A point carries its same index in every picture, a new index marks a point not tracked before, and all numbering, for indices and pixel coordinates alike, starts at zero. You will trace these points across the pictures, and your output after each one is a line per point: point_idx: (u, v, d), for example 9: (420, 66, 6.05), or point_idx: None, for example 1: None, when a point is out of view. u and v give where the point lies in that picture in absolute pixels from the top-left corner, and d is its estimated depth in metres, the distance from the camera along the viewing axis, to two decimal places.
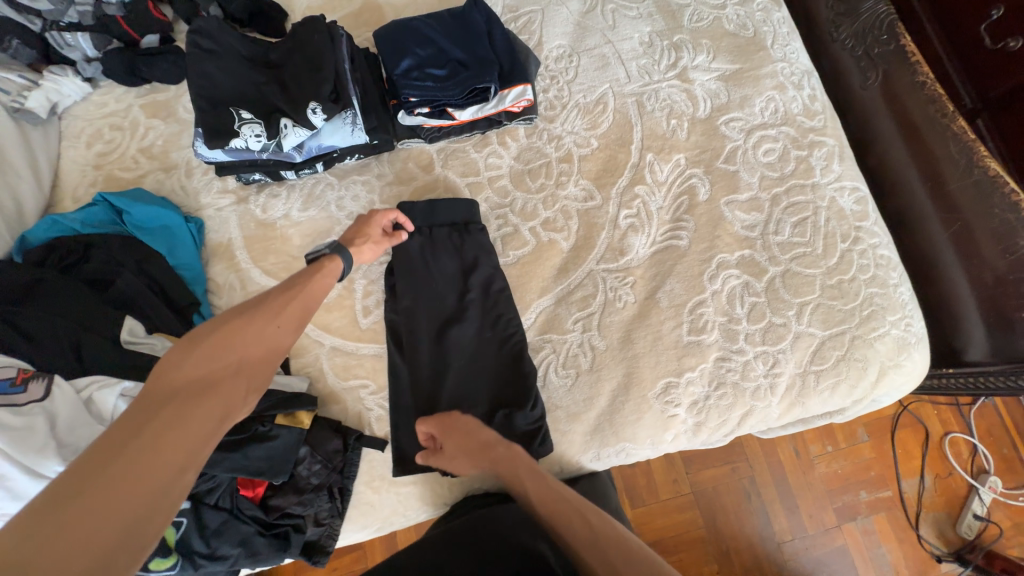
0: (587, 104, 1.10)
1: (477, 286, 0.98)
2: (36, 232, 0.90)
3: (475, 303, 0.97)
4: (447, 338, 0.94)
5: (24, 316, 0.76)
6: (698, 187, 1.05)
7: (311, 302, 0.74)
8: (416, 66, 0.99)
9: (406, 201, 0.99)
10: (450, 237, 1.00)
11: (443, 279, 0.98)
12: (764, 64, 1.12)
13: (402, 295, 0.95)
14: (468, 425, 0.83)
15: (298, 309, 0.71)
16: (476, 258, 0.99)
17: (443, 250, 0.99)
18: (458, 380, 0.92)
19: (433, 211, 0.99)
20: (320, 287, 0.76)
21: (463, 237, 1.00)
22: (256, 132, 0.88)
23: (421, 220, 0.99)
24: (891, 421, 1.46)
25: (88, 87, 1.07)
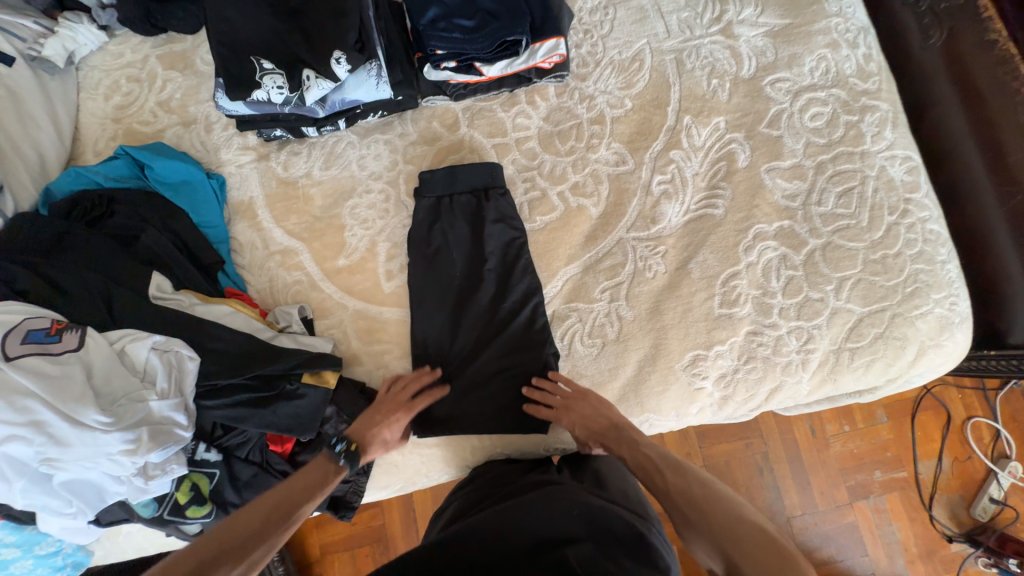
0: (622, 61, 1.03)
1: (499, 251, 0.96)
2: (60, 185, 0.89)
3: (498, 269, 0.95)
4: (467, 306, 0.93)
5: (56, 270, 0.77)
6: (737, 153, 0.99)
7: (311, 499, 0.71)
8: (444, 16, 0.94)
9: (425, 171, 0.96)
10: (473, 200, 0.97)
11: (465, 243, 0.96)
12: (817, 19, 1.03)
13: (424, 260, 0.94)
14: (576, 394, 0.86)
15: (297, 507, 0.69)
16: (500, 223, 0.96)
17: (463, 219, 0.96)
18: (479, 346, 0.92)
19: (453, 178, 0.96)
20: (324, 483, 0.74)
21: (485, 200, 0.96)
22: (278, 84, 0.84)
23: (442, 188, 0.96)
24: (914, 403, 1.43)
25: (104, 36, 1.03)
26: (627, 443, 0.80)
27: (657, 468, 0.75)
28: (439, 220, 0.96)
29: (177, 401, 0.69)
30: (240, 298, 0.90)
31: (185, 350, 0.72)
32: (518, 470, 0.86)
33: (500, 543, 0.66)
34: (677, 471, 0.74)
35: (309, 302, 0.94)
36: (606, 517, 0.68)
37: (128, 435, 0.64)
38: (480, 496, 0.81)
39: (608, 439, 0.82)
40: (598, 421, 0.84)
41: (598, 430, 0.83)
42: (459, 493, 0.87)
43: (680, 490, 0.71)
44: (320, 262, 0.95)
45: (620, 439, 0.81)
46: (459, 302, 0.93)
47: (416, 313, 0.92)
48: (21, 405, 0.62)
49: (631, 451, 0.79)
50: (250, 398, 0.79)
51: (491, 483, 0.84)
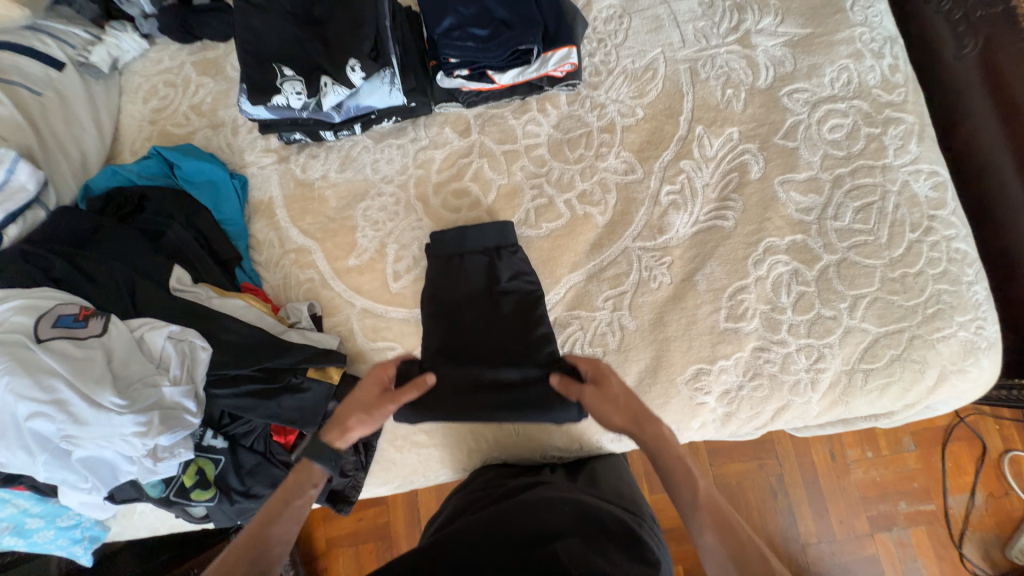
0: (635, 70, 1.03)
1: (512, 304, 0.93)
2: (97, 182, 0.96)
3: (509, 321, 0.92)
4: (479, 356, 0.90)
5: (89, 260, 0.83)
6: (750, 164, 0.97)
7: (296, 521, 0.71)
8: (459, 26, 0.96)
9: (436, 231, 0.95)
10: (485, 255, 0.94)
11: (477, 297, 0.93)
12: (840, 28, 1.00)
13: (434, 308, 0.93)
14: (613, 385, 0.78)
15: (283, 535, 0.69)
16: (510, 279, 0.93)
17: (473, 274, 0.94)
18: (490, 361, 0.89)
19: (465, 237, 0.94)
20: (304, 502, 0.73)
21: (496, 256, 0.94)
22: (297, 90, 0.88)
23: (454, 245, 0.94)
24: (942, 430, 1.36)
25: (145, 44, 1.11)
26: (685, 474, 0.68)
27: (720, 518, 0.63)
28: (449, 275, 0.94)
29: (186, 388, 0.73)
30: (254, 293, 0.95)
31: (198, 340, 0.77)
32: (509, 474, 0.88)
33: (481, 534, 0.66)
34: (742, 539, 0.61)
35: (319, 299, 0.97)
36: (597, 515, 0.68)
37: (140, 417, 0.68)
38: (476, 495, 0.82)
39: (665, 462, 0.70)
40: (633, 404, 0.76)
41: (646, 435, 0.73)
42: (454, 495, 0.87)
43: (739, 559, 0.59)
44: (332, 261, 0.98)
45: (676, 465, 0.69)
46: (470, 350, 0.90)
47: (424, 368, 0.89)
48: (47, 384, 0.66)
49: (684, 485, 0.67)
50: (257, 389, 0.83)
51: (483, 485, 0.85)
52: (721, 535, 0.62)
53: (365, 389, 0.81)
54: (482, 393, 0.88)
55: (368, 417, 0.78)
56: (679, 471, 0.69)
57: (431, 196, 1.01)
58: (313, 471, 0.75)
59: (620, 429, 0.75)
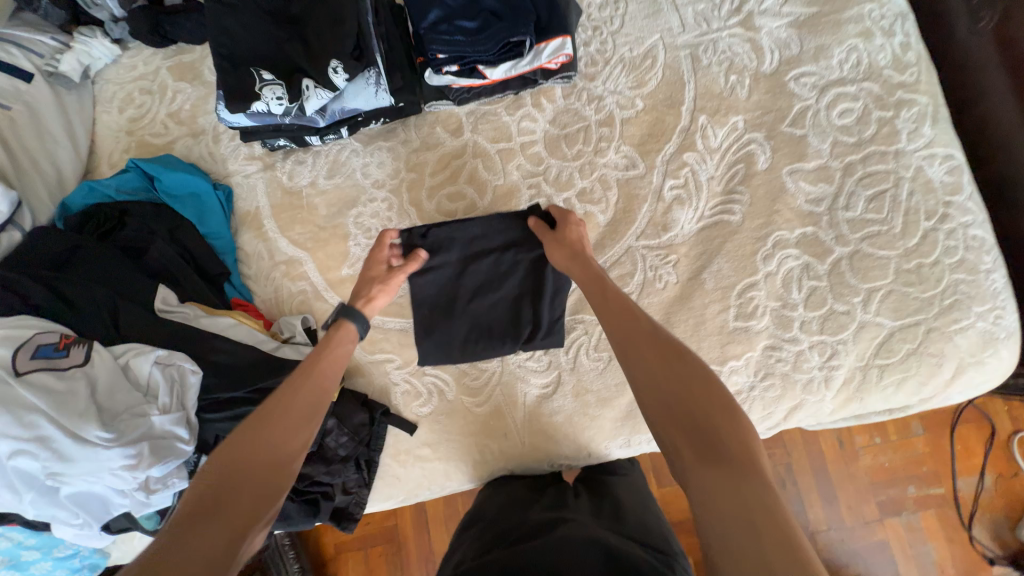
0: (633, 59, 0.98)
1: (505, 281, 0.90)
2: (74, 199, 0.92)
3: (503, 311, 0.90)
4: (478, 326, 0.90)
5: (69, 284, 0.79)
6: (756, 154, 0.93)
7: (337, 368, 0.73)
8: (446, 18, 0.90)
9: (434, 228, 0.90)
10: (470, 237, 0.90)
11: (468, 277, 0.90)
12: (848, 6, 0.95)
13: (425, 297, 0.90)
14: (564, 228, 0.83)
15: (329, 379, 0.71)
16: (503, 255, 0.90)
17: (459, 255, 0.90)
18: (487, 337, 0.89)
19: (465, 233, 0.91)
20: (341, 349, 0.75)
21: (489, 240, 0.90)
22: (278, 95, 0.83)
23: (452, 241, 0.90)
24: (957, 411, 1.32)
25: (117, 49, 1.05)
26: (600, 286, 0.72)
27: (629, 312, 0.67)
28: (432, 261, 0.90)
29: (177, 415, 0.70)
30: (246, 309, 0.91)
31: (187, 364, 0.74)
32: (527, 501, 0.79)
33: None
34: (645, 326, 0.65)
35: (313, 312, 0.94)
36: (631, 560, 0.60)
37: (129, 450, 0.65)
38: (491, 529, 0.74)
39: (586, 281, 0.74)
40: (571, 252, 0.79)
41: (579, 265, 0.77)
42: (467, 534, 0.78)
43: (644, 339, 0.63)
44: (324, 272, 0.95)
45: (596, 283, 0.73)
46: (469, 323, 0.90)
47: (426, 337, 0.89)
48: (28, 421, 0.62)
49: (601, 293, 0.71)
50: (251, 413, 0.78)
51: (499, 516, 0.77)
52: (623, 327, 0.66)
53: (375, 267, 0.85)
54: (480, 317, 0.90)
55: (386, 286, 0.84)
56: (597, 284, 0.73)
57: (425, 200, 0.97)
58: (346, 325, 0.77)
59: (561, 265, 0.80)
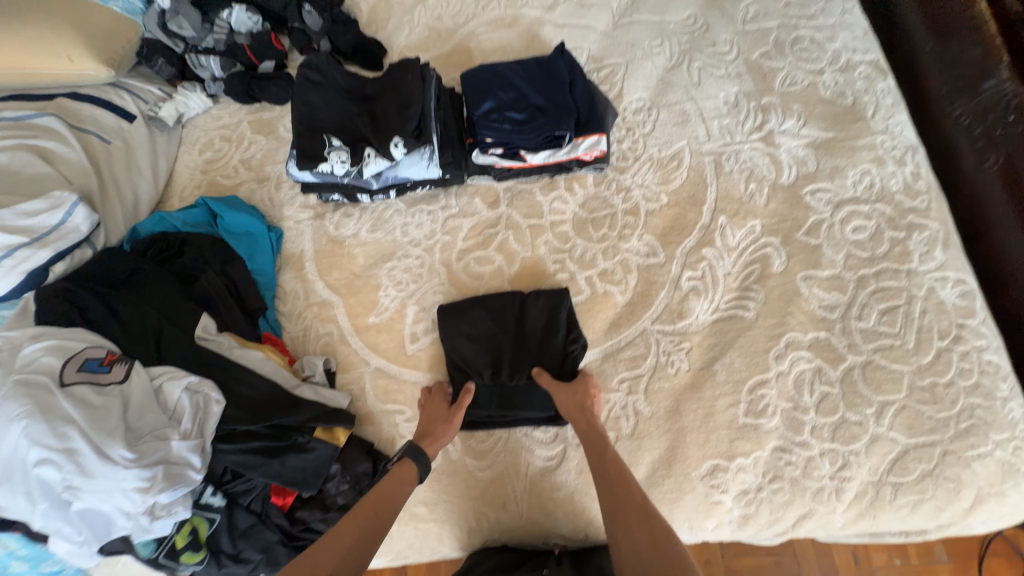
0: (661, 159, 1.08)
1: (558, 362, 0.93)
2: (145, 226, 1.02)
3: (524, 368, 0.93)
4: (524, 406, 0.90)
5: (122, 303, 0.86)
6: (772, 257, 0.98)
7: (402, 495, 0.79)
8: (497, 108, 1.03)
9: (454, 304, 0.97)
10: (493, 316, 0.96)
11: (522, 349, 0.94)
12: (861, 135, 1.04)
13: (475, 362, 0.93)
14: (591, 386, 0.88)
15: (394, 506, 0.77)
16: (553, 335, 0.93)
17: (508, 323, 0.95)
18: (504, 395, 0.91)
19: (484, 305, 0.97)
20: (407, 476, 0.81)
21: (518, 317, 0.96)
22: (342, 159, 0.93)
23: (472, 320, 0.95)
24: (1014, 550, 1.15)
25: (209, 102, 1.21)
26: (597, 444, 0.81)
27: (623, 488, 0.75)
28: (481, 329, 0.95)
29: (195, 443, 0.72)
30: (274, 344, 0.96)
31: (213, 393, 0.77)
32: (512, 564, 0.84)
33: None
34: (637, 508, 0.73)
35: (335, 355, 0.98)
36: None
37: (145, 472, 0.67)
38: None
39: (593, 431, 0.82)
40: (583, 413, 0.84)
41: (586, 422, 0.83)
42: None
43: (632, 516, 0.72)
44: (352, 318, 1.00)
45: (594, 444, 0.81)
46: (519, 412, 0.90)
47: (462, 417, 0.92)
48: (60, 431, 0.66)
49: (601, 461, 0.79)
50: (261, 446, 0.81)
51: None
52: (616, 502, 0.74)
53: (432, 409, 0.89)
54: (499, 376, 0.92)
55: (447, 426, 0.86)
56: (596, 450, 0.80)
57: (456, 262, 1.04)
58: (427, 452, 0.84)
59: (570, 412, 0.85)
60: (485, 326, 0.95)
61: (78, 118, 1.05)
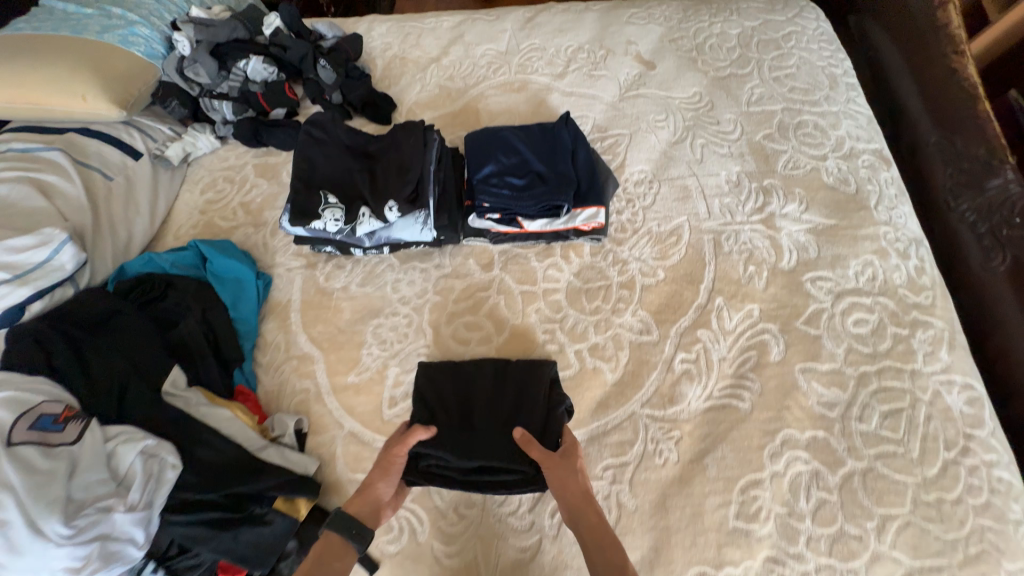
0: (660, 233, 1.07)
1: (541, 418, 0.87)
2: (133, 265, 1.01)
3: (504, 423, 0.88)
4: (478, 455, 0.83)
5: (91, 348, 0.82)
6: (769, 345, 0.94)
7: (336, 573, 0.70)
8: (499, 172, 1.04)
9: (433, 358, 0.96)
10: (473, 368, 0.94)
11: (501, 402, 0.90)
12: (864, 224, 1.03)
13: (453, 417, 0.89)
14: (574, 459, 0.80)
15: None
16: (534, 388, 0.90)
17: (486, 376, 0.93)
18: (482, 447, 0.84)
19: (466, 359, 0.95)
20: (345, 559, 0.72)
21: (499, 370, 0.94)
22: (336, 217, 0.92)
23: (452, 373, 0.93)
24: None
25: (218, 143, 1.23)
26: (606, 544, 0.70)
27: None
28: (462, 382, 0.93)
29: (140, 516, 0.68)
30: (246, 400, 0.92)
31: (170, 457, 0.74)
32: None
33: None
34: None
35: (309, 414, 0.93)
36: None
37: (79, 551, 0.63)
38: None
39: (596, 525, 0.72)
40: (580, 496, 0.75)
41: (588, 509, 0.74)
42: None
43: None
44: (331, 375, 0.96)
45: (606, 539, 0.71)
46: (470, 460, 0.83)
47: (414, 463, 0.86)
48: None
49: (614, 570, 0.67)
50: (215, 518, 0.76)
51: None
52: None
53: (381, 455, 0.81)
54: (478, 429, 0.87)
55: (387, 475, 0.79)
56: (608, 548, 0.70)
57: (444, 324, 1.01)
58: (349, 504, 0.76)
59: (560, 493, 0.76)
60: (464, 378, 0.93)
61: (84, 154, 1.06)
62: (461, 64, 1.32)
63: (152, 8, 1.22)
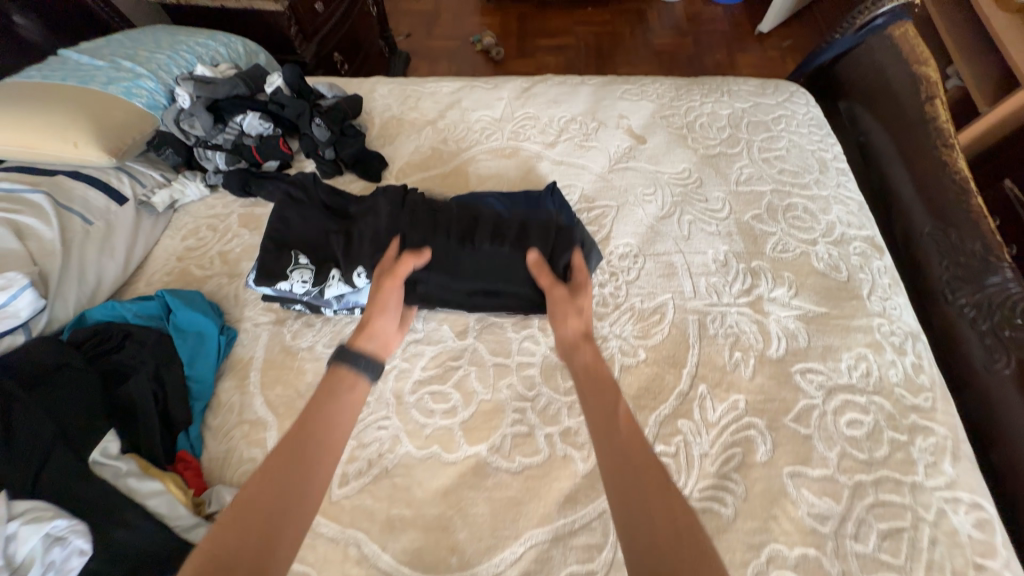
0: (642, 310, 1.03)
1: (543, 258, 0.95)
2: (95, 313, 0.97)
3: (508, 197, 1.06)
4: (480, 276, 0.96)
5: (21, 409, 0.77)
6: (755, 442, 0.87)
7: (346, 408, 0.70)
8: (467, 236, 0.98)
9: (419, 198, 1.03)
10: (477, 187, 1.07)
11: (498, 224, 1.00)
12: (856, 314, 0.98)
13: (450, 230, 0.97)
14: (577, 303, 0.84)
15: (330, 427, 0.67)
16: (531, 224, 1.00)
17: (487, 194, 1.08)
18: (485, 261, 0.96)
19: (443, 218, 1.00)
20: (356, 389, 0.73)
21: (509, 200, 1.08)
22: (304, 278, 0.91)
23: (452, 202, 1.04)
24: None
25: (207, 191, 1.24)
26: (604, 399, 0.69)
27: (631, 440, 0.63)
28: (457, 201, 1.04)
29: None
30: (187, 468, 0.85)
31: (79, 541, 0.66)
32: None
33: None
34: (647, 461, 0.61)
35: None
36: None
37: None
38: None
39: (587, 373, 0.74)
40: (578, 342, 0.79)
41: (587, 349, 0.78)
42: None
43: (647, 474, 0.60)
44: None
45: (599, 385, 0.71)
46: (476, 281, 0.96)
47: (412, 288, 0.95)
48: None
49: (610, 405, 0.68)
50: None
51: None
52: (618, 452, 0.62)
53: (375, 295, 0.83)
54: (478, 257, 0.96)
55: (384, 311, 0.83)
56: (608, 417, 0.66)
57: (408, 394, 0.95)
58: (356, 343, 0.78)
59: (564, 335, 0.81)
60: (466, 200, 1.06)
61: (68, 196, 1.06)
62: (456, 127, 1.34)
63: (163, 62, 1.28)
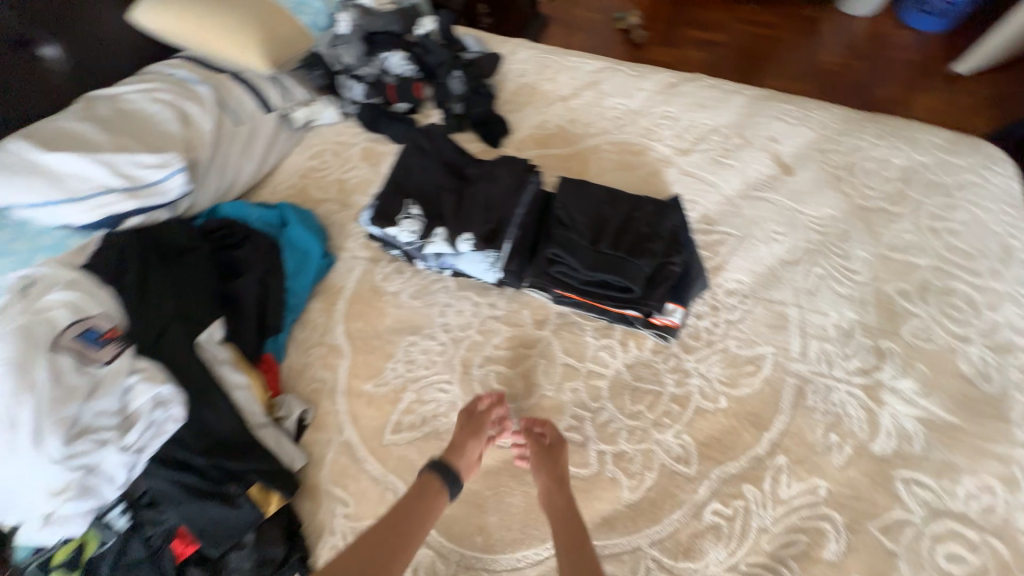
0: (737, 356, 0.94)
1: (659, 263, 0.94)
2: (225, 209, 1.07)
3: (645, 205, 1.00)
4: (609, 268, 0.91)
5: (156, 277, 0.88)
6: (827, 537, 0.78)
7: (427, 517, 0.73)
8: (598, 235, 0.95)
9: (571, 184, 1.02)
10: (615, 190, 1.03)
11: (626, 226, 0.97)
12: (997, 438, 0.83)
13: (585, 228, 0.96)
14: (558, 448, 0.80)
15: (408, 533, 0.70)
16: (662, 234, 0.97)
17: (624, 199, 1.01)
18: (613, 259, 0.92)
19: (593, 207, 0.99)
20: (433, 506, 0.74)
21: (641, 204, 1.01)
22: (413, 229, 0.93)
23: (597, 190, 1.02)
24: None
25: (339, 118, 1.29)
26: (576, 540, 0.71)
27: None
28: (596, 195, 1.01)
29: (128, 460, 0.72)
30: (267, 370, 0.93)
31: (176, 409, 0.75)
32: None
33: None
34: None
35: (316, 407, 0.92)
36: None
37: (68, 475, 0.68)
38: None
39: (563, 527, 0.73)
40: (558, 498, 0.76)
41: (563, 504, 0.75)
42: None
43: None
44: (350, 377, 0.94)
45: (576, 543, 0.71)
46: (599, 272, 0.91)
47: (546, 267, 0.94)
48: (21, 397, 0.67)
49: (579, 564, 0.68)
50: (192, 483, 0.75)
51: None
52: None
53: (469, 425, 0.82)
54: (608, 252, 0.93)
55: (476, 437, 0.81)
56: None
57: (474, 365, 0.95)
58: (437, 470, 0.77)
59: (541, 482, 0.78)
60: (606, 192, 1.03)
61: (227, 97, 1.15)
62: (587, 110, 1.28)
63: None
